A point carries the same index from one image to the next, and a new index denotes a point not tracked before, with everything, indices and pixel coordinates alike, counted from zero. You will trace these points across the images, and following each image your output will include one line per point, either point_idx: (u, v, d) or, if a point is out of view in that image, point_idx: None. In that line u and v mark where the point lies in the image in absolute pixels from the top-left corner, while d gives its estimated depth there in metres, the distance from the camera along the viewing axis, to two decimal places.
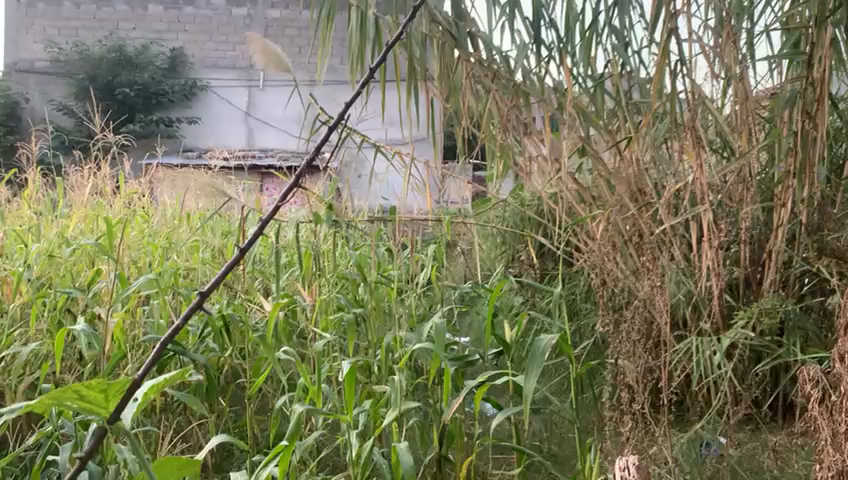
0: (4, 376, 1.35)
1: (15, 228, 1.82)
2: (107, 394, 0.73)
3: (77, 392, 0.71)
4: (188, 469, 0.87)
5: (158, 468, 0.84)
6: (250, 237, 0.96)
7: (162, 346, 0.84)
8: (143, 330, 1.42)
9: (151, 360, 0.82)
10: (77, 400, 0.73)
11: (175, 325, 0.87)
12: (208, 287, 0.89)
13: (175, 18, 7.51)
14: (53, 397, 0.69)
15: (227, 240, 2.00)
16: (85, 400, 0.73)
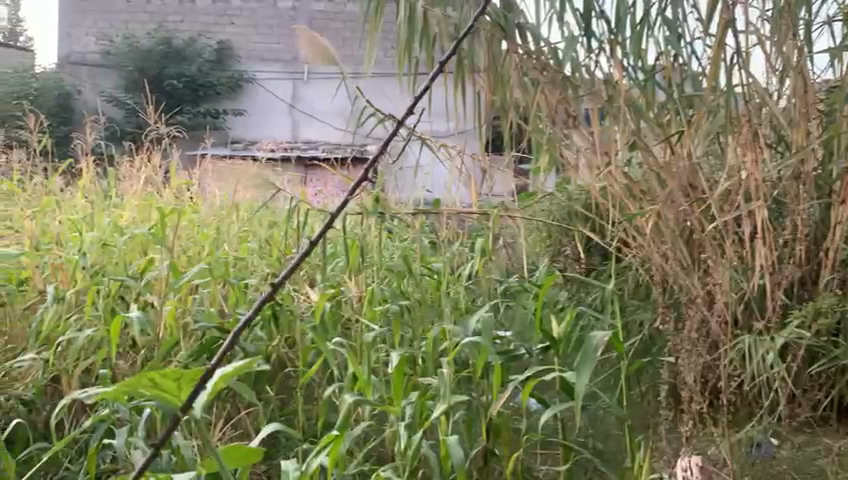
0: (61, 361, 1.39)
1: (70, 217, 1.87)
2: (178, 384, 0.77)
3: (151, 380, 0.76)
4: (255, 455, 0.89)
5: (226, 453, 0.86)
6: (322, 228, 0.97)
7: (234, 336, 0.83)
8: (194, 319, 1.44)
9: (223, 350, 0.82)
10: (150, 388, 0.77)
11: (247, 316, 0.86)
12: (279, 278, 0.89)
13: (221, 11, 7.57)
14: (128, 386, 0.74)
15: (274, 232, 2.02)
16: (158, 388, 0.78)
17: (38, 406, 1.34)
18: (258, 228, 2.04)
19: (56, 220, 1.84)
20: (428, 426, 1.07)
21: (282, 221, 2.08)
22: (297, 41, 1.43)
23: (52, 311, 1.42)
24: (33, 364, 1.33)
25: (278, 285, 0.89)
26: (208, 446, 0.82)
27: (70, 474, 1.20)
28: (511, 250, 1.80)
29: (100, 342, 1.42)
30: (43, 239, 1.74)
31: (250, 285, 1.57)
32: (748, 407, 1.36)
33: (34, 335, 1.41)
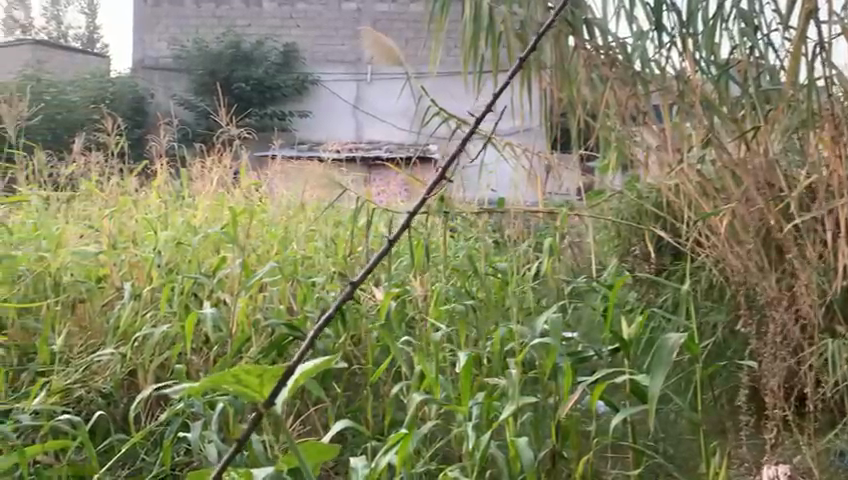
0: (138, 356, 1.43)
1: (147, 216, 1.93)
2: (262, 380, 0.79)
3: (236, 376, 0.78)
4: (333, 449, 0.91)
5: (305, 447, 0.89)
6: (400, 227, 1.00)
7: (315, 332, 0.87)
8: (263, 317, 1.47)
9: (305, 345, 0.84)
10: (235, 384, 0.79)
11: (328, 314, 0.89)
12: (356, 279, 0.93)
13: (288, 15, 7.77)
14: (217, 381, 0.76)
15: (340, 231, 2.04)
16: (240, 385, 0.80)
17: (116, 400, 1.39)
18: (324, 228, 2.06)
19: (133, 219, 1.90)
20: (499, 427, 1.06)
21: (347, 220, 2.09)
22: (362, 42, 1.44)
23: (128, 308, 1.46)
24: (112, 359, 1.37)
25: (355, 283, 0.94)
26: (292, 445, 0.81)
27: (147, 466, 1.24)
28: (578, 249, 1.77)
29: (175, 338, 1.46)
30: (120, 238, 1.81)
31: (318, 284, 1.59)
32: (832, 415, 1.30)
33: (113, 330, 1.46)
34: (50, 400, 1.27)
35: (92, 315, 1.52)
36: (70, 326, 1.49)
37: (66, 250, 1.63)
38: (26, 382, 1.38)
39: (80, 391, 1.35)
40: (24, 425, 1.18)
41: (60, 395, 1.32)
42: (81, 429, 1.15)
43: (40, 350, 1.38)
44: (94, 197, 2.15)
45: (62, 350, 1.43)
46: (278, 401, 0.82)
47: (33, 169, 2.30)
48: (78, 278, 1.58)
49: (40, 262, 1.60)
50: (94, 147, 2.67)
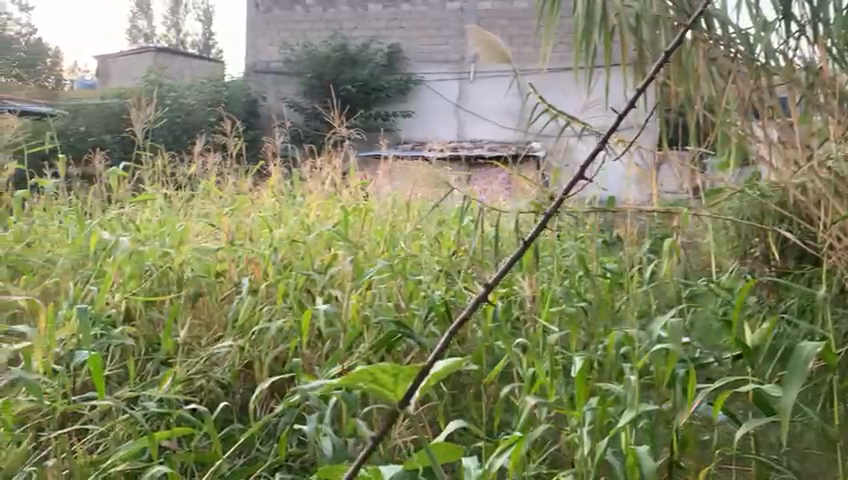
0: (254, 349, 1.49)
1: (263, 215, 2.00)
2: (394, 379, 0.85)
3: (371, 374, 0.84)
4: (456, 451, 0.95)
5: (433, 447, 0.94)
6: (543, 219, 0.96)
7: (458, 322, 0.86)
8: (372, 313, 1.50)
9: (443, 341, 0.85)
10: (369, 382, 0.85)
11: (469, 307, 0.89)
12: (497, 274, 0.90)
13: (391, 16, 8.11)
14: (355, 378, 0.83)
15: (445, 230, 2.04)
16: (375, 383, 0.86)
17: (234, 390, 1.45)
18: (430, 227, 2.07)
19: (249, 217, 1.98)
20: (615, 434, 1.03)
21: (453, 219, 2.10)
22: (470, 40, 1.44)
23: (246, 303, 1.52)
24: (230, 351, 1.43)
25: (489, 286, 0.89)
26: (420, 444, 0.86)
27: (263, 456, 1.28)
28: (694, 250, 1.70)
29: (289, 332, 1.51)
30: (238, 235, 1.88)
31: (425, 283, 1.61)
32: None
33: (231, 323, 1.52)
34: (175, 388, 1.34)
35: (212, 309, 1.59)
36: (192, 319, 1.56)
37: (189, 246, 1.72)
38: (152, 371, 1.46)
39: (201, 381, 1.41)
40: (153, 411, 1.24)
41: (183, 384, 1.39)
42: (207, 418, 1.21)
43: (166, 341, 1.45)
44: (212, 196, 2.25)
45: (185, 342, 1.50)
46: (410, 400, 0.88)
47: (158, 169, 2.43)
48: (199, 273, 1.66)
49: (165, 258, 1.69)
50: (213, 148, 2.80)
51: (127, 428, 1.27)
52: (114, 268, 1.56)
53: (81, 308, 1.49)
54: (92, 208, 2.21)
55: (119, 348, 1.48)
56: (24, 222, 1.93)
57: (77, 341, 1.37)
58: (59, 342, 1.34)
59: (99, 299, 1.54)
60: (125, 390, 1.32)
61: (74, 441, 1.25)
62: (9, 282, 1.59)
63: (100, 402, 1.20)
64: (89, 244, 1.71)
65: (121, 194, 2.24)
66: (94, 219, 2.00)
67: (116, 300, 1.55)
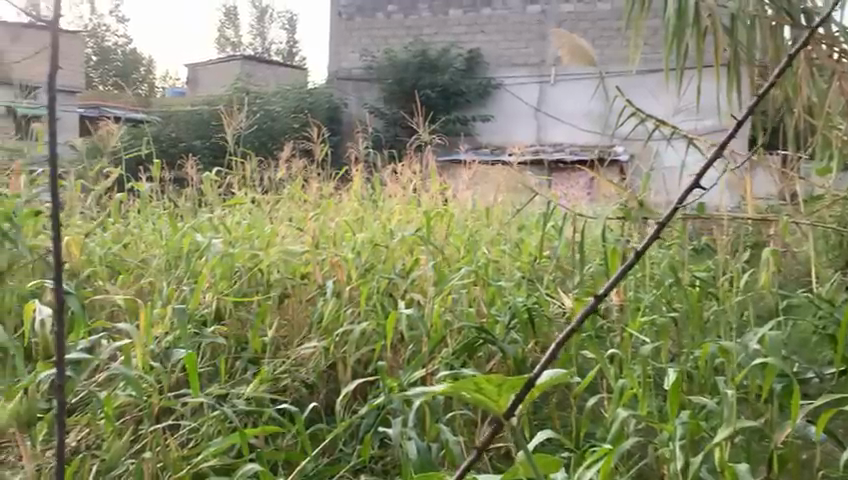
0: (338, 350, 1.50)
1: (347, 220, 2.02)
2: (503, 389, 0.71)
3: (476, 384, 0.70)
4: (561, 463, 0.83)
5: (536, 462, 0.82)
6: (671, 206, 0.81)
7: (571, 329, 0.74)
8: (454, 318, 1.50)
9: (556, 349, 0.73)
10: (472, 393, 0.71)
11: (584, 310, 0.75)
12: (618, 271, 0.76)
13: (472, 21, 8.64)
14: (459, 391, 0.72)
15: (527, 236, 2.03)
16: (478, 394, 0.71)
17: (318, 390, 1.47)
18: (512, 232, 2.05)
19: (333, 221, 2.01)
20: (709, 451, 0.99)
21: (535, 225, 2.07)
22: (554, 44, 1.41)
23: (330, 304, 1.54)
24: (315, 351, 1.46)
25: (601, 296, 0.76)
26: (531, 462, 0.74)
27: (346, 456, 1.30)
28: (792, 260, 1.62)
29: (372, 335, 1.52)
30: (322, 238, 1.92)
31: (506, 289, 1.60)
32: None
33: (315, 325, 1.54)
34: (262, 387, 1.36)
35: (296, 311, 1.62)
36: (278, 319, 1.59)
37: (275, 248, 1.76)
38: (240, 369, 1.49)
39: (286, 381, 1.44)
40: (242, 410, 1.28)
41: (270, 383, 1.42)
42: (296, 419, 1.25)
43: (253, 341, 1.49)
44: (297, 200, 2.31)
45: (271, 341, 1.53)
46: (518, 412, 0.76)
47: (246, 174, 2.51)
48: (285, 275, 1.70)
49: (254, 259, 1.74)
50: (297, 153, 2.87)
51: (217, 425, 1.30)
52: (205, 269, 1.62)
53: (174, 307, 1.54)
54: (183, 211, 2.29)
55: (209, 347, 1.53)
56: (122, 224, 2.03)
57: (171, 340, 1.42)
58: (154, 340, 1.40)
59: (190, 298, 1.60)
60: (215, 388, 1.36)
61: (168, 435, 1.30)
62: (109, 281, 1.67)
63: (194, 398, 1.25)
64: (182, 246, 1.79)
65: (211, 198, 2.32)
66: (186, 222, 2.08)
67: (207, 299, 1.61)
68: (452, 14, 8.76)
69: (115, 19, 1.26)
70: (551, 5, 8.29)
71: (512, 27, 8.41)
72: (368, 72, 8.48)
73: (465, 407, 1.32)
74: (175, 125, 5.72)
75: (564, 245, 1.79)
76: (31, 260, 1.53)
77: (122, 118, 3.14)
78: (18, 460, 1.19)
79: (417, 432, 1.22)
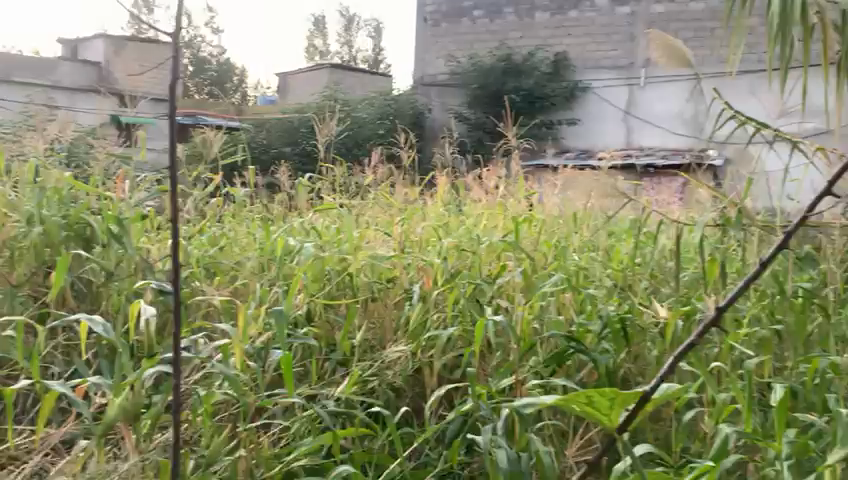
0: (425, 356, 1.50)
1: (434, 225, 2.03)
2: (610, 403, 0.92)
3: (589, 398, 0.92)
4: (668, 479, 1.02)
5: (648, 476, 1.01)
6: (771, 252, 0.98)
7: (673, 360, 0.94)
8: (543, 327, 1.47)
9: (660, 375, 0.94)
10: (584, 405, 0.93)
11: (688, 342, 0.95)
12: (722, 304, 0.95)
13: (558, 24, 8.54)
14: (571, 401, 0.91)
15: (617, 243, 1.98)
16: (589, 407, 0.93)
17: (403, 394, 1.47)
18: (601, 238, 2.00)
19: (419, 226, 2.03)
20: (820, 471, 0.95)
21: (626, 232, 2.02)
22: (649, 46, 1.35)
23: (417, 308, 1.55)
24: (403, 355, 1.46)
25: (706, 327, 0.96)
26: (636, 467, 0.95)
27: (433, 461, 1.29)
28: None
29: (459, 341, 1.52)
30: (409, 242, 1.93)
31: (597, 298, 1.56)
32: None
33: (402, 329, 1.55)
34: (352, 388, 1.38)
35: (383, 315, 1.62)
36: (367, 322, 1.61)
37: (363, 252, 1.78)
38: (330, 371, 1.51)
39: (374, 383, 1.44)
40: (334, 410, 1.31)
41: (359, 385, 1.43)
42: (388, 422, 1.27)
43: (342, 343, 1.51)
44: (385, 205, 2.33)
45: (360, 344, 1.55)
46: (626, 427, 0.95)
47: (335, 179, 2.56)
48: (372, 279, 1.71)
49: (342, 263, 1.77)
50: (384, 159, 2.90)
51: (308, 424, 1.33)
52: (297, 272, 1.65)
53: (266, 308, 1.58)
54: (276, 215, 2.36)
55: (301, 347, 1.55)
56: (218, 227, 2.11)
57: (264, 341, 1.46)
58: (249, 340, 1.44)
59: (282, 300, 1.63)
60: (306, 388, 1.39)
61: (261, 433, 1.33)
62: (205, 282, 1.74)
63: (288, 397, 1.28)
64: (274, 248, 1.84)
65: (301, 202, 2.39)
66: (278, 227, 2.14)
67: (298, 301, 1.64)
68: (538, 17, 8.68)
69: (211, 29, 1.32)
70: (640, 6, 8.09)
71: (600, 30, 8.25)
72: (453, 78, 8.54)
73: (554, 418, 1.29)
74: (269, 134, 6.05)
75: (657, 253, 1.73)
76: (136, 260, 1.62)
77: (218, 126, 3.27)
78: (123, 451, 1.25)
79: (506, 440, 1.21)
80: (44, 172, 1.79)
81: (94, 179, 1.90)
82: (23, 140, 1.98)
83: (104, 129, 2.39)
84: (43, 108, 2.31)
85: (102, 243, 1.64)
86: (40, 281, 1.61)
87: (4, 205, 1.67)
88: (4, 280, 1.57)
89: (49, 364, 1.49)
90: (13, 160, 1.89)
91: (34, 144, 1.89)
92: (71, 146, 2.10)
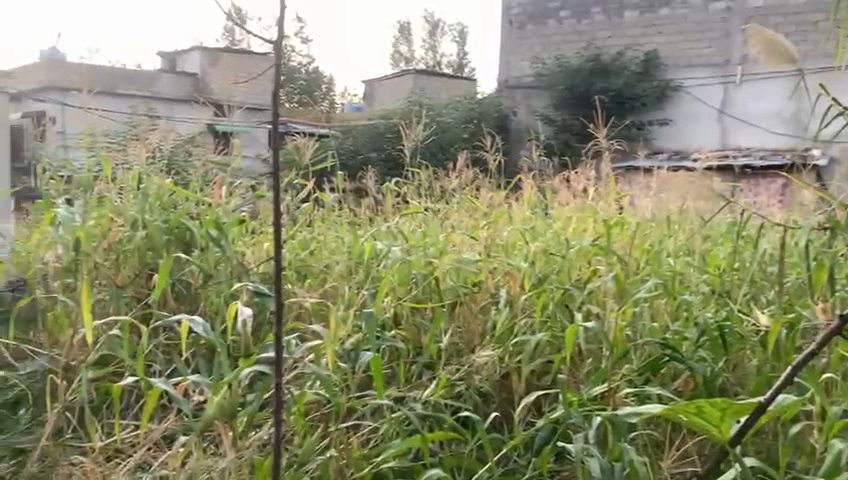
0: (514, 361, 1.49)
1: (521, 229, 2.02)
2: (720, 413, 0.97)
3: (696, 407, 0.97)
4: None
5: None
6: None
7: (790, 374, 0.92)
8: (637, 334, 1.43)
9: (776, 388, 0.92)
10: (690, 415, 0.98)
11: (806, 354, 0.91)
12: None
13: (649, 23, 8.33)
14: (680, 410, 0.97)
15: (714, 248, 1.90)
16: (695, 416, 0.99)
17: (491, 399, 1.46)
18: (695, 242, 1.93)
19: (506, 230, 2.01)
20: None
21: (723, 237, 1.94)
22: (747, 41, 1.31)
23: (505, 312, 1.53)
24: (491, 360, 1.45)
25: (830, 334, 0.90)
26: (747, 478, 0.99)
27: (521, 468, 1.27)
28: None
29: (548, 347, 1.49)
30: (496, 246, 1.92)
31: (694, 304, 1.51)
32: None
33: (490, 333, 1.54)
34: (440, 392, 1.39)
35: (471, 319, 1.62)
36: (454, 326, 1.60)
37: (449, 256, 1.78)
38: (417, 374, 1.51)
39: (462, 387, 1.44)
40: (423, 413, 1.32)
41: (446, 389, 1.43)
42: (478, 426, 1.26)
43: (429, 346, 1.51)
44: (471, 209, 2.33)
45: (446, 347, 1.54)
46: (737, 439, 1.01)
47: (421, 184, 2.58)
48: (458, 283, 1.70)
49: (428, 266, 1.77)
50: (470, 163, 2.90)
51: (396, 426, 1.33)
52: (385, 275, 1.67)
53: (355, 311, 1.60)
54: (364, 219, 2.40)
55: (389, 349, 1.56)
56: (308, 232, 2.16)
57: (354, 344, 1.48)
58: (339, 342, 1.46)
59: (370, 303, 1.64)
60: (394, 391, 1.40)
61: (351, 434, 1.35)
62: (296, 285, 1.78)
63: (377, 400, 1.29)
64: (362, 252, 1.87)
65: (388, 207, 2.42)
66: (366, 231, 2.17)
67: (386, 305, 1.66)
68: (628, 17, 8.50)
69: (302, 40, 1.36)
70: (737, 1, 7.77)
71: (694, 27, 7.99)
72: (538, 80, 8.44)
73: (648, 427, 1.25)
74: (356, 139, 6.16)
75: (757, 258, 1.66)
76: (231, 263, 1.68)
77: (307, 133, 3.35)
78: (221, 447, 1.29)
79: (598, 448, 1.18)
80: (147, 178, 1.89)
81: (193, 185, 1.98)
82: (128, 148, 2.09)
83: (201, 137, 2.50)
84: (146, 118, 2.43)
85: (201, 247, 1.71)
86: (143, 283, 1.69)
87: (111, 210, 1.77)
88: (111, 281, 1.65)
89: (151, 362, 1.56)
90: (119, 168, 2.00)
91: (138, 152, 1.99)
92: (172, 154, 2.20)
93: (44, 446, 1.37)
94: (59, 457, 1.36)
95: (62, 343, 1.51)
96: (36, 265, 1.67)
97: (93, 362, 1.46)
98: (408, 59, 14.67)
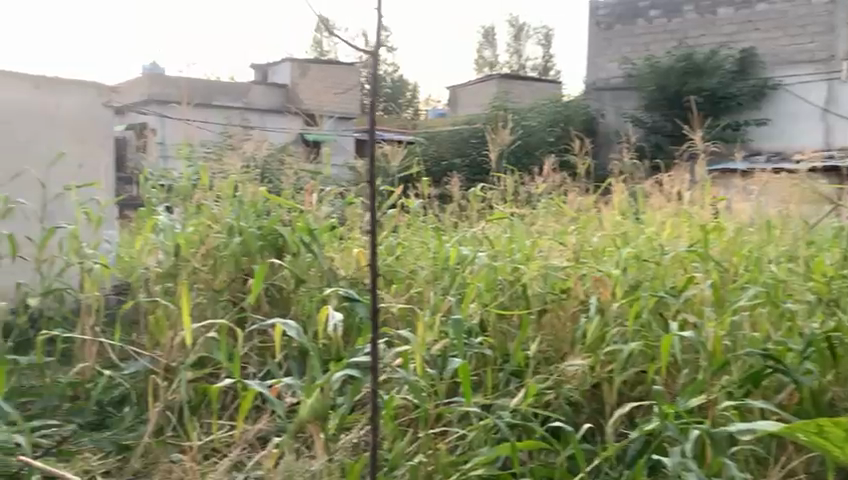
0: (605, 370, 1.45)
1: (612, 235, 1.97)
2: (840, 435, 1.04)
3: (818, 429, 1.04)
4: None
5: None
6: None
7: None
8: (737, 344, 1.37)
9: None
10: (812, 436, 1.05)
11: None
12: None
13: (745, 18, 7.98)
14: (800, 429, 1.03)
15: (820, 253, 1.79)
16: (816, 438, 1.06)
17: (580, 408, 1.43)
18: (801, 248, 1.83)
19: (595, 236, 1.97)
20: None
21: (831, 242, 1.83)
22: None
23: (596, 320, 1.50)
24: (581, 370, 1.41)
25: None
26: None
27: None
28: None
29: (641, 357, 1.45)
30: (585, 252, 1.88)
31: (800, 314, 1.43)
32: None
33: (580, 341, 1.50)
34: (529, 400, 1.37)
35: (560, 326, 1.59)
36: (542, 334, 1.58)
37: (537, 262, 1.75)
38: (504, 381, 1.50)
39: (550, 396, 1.42)
40: (512, 421, 1.31)
41: (535, 397, 1.41)
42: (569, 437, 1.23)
43: (516, 354, 1.49)
44: (559, 214, 2.29)
45: (534, 355, 1.52)
46: None
47: (507, 189, 2.55)
48: (546, 289, 1.65)
49: (515, 273, 1.75)
50: (558, 167, 2.86)
51: (483, 434, 1.32)
52: (472, 282, 1.66)
53: (441, 317, 1.59)
54: (450, 225, 2.40)
55: (476, 356, 1.55)
56: (395, 237, 2.19)
57: (442, 350, 1.48)
58: (427, 348, 1.47)
59: (457, 309, 1.64)
60: (482, 397, 1.39)
61: (438, 440, 1.35)
62: (384, 291, 1.80)
63: (465, 406, 1.29)
64: (448, 258, 1.86)
65: (474, 213, 2.41)
66: (452, 237, 2.17)
67: (473, 311, 1.65)
68: (722, 13, 8.18)
69: (383, 42, 1.36)
70: None
71: (795, 21, 7.56)
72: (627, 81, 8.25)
73: (748, 443, 1.19)
74: (440, 145, 6.19)
75: None
76: (321, 268, 1.71)
77: (393, 140, 3.37)
78: (312, 450, 1.32)
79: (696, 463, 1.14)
80: (242, 187, 1.95)
81: (284, 194, 2.04)
82: (223, 159, 2.16)
83: (292, 146, 2.56)
84: (240, 129, 2.51)
85: (292, 253, 1.75)
86: (238, 287, 1.74)
87: (209, 218, 1.84)
88: (208, 285, 1.71)
89: (246, 364, 1.61)
90: (215, 177, 2.08)
91: (233, 161, 2.06)
92: (265, 163, 2.27)
93: (147, 443, 1.43)
94: (160, 454, 1.43)
95: (163, 346, 1.58)
96: (139, 269, 1.77)
97: (191, 363, 1.53)
98: (493, 64, 14.63)
